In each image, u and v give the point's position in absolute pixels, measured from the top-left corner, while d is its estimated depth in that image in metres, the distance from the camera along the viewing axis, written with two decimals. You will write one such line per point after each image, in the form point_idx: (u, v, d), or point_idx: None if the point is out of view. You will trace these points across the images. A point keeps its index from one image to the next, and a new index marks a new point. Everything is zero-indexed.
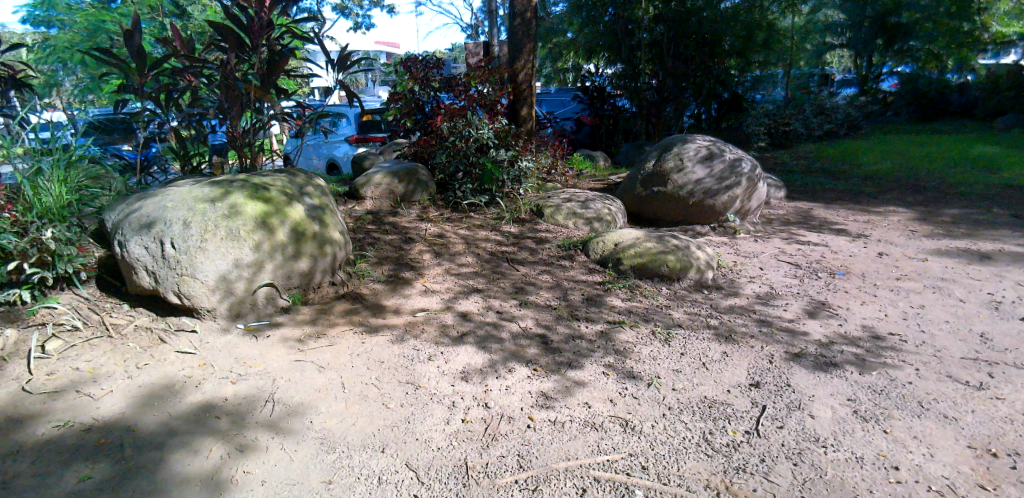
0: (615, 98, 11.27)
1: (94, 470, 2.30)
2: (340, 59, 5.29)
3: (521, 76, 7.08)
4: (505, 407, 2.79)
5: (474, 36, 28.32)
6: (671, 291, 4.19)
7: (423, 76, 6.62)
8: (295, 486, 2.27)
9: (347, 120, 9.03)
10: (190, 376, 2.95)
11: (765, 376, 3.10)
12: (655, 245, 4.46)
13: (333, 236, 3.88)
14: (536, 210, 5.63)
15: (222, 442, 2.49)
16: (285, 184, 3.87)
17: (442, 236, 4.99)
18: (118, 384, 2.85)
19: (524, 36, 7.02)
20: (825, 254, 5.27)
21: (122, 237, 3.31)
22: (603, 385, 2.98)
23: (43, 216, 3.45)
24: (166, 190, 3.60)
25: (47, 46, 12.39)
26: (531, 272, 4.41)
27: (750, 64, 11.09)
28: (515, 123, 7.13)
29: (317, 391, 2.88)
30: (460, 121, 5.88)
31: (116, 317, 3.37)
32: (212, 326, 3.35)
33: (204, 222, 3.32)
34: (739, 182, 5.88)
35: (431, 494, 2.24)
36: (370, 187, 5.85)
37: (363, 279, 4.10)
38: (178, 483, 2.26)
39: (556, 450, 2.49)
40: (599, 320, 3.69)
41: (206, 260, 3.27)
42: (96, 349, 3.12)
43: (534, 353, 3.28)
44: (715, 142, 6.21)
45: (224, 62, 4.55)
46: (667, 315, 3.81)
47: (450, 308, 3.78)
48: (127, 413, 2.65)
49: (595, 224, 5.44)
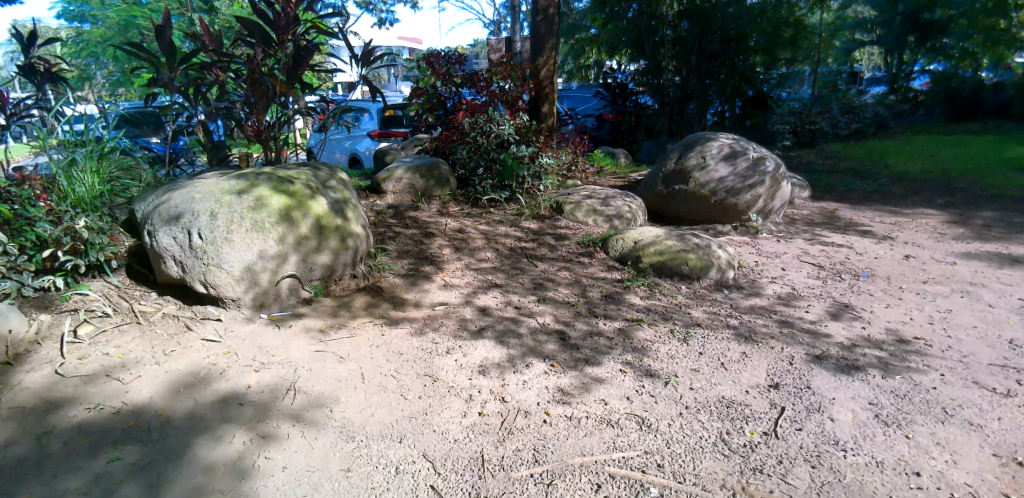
0: (637, 95, 11.37)
1: (124, 452, 2.39)
2: (363, 55, 5.38)
3: (543, 73, 7.01)
4: (522, 401, 2.81)
5: (496, 32, 28.35)
6: (691, 290, 4.16)
7: (446, 72, 6.68)
8: (315, 473, 2.33)
9: (370, 115, 9.15)
10: (214, 364, 3.03)
11: (785, 377, 3.07)
12: (676, 243, 4.43)
13: (355, 229, 3.94)
14: (555, 206, 5.62)
15: (246, 429, 2.56)
16: (309, 177, 3.94)
17: (461, 231, 5.03)
18: (147, 370, 2.94)
19: (547, 32, 6.94)
20: (849, 256, 5.17)
21: (152, 228, 3.41)
22: (620, 383, 2.98)
23: (77, 206, 3.56)
24: (194, 182, 3.68)
25: (83, 40, 12.96)
26: (550, 268, 4.42)
27: (776, 61, 10.90)
28: (536, 119, 7.16)
29: (338, 381, 2.93)
30: (481, 117, 5.93)
31: (145, 305, 3.48)
32: (236, 315, 3.43)
33: (230, 214, 3.40)
34: (762, 181, 5.81)
35: (447, 484, 2.28)
36: (392, 182, 5.89)
37: (384, 273, 4.15)
38: (203, 468, 2.33)
39: (572, 445, 2.51)
40: (618, 317, 3.68)
41: (231, 251, 3.34)
42: (125, 335, 3.21)
43: (553, 349, 3.29)
44: (738, 140, 6.14)
45: (251, 58, 4.61)
46: (687, 314, 3.79)
47: (469, 303, 3.81)
48: (155, 399, 2.73)
49: (615, 221, 5.42)
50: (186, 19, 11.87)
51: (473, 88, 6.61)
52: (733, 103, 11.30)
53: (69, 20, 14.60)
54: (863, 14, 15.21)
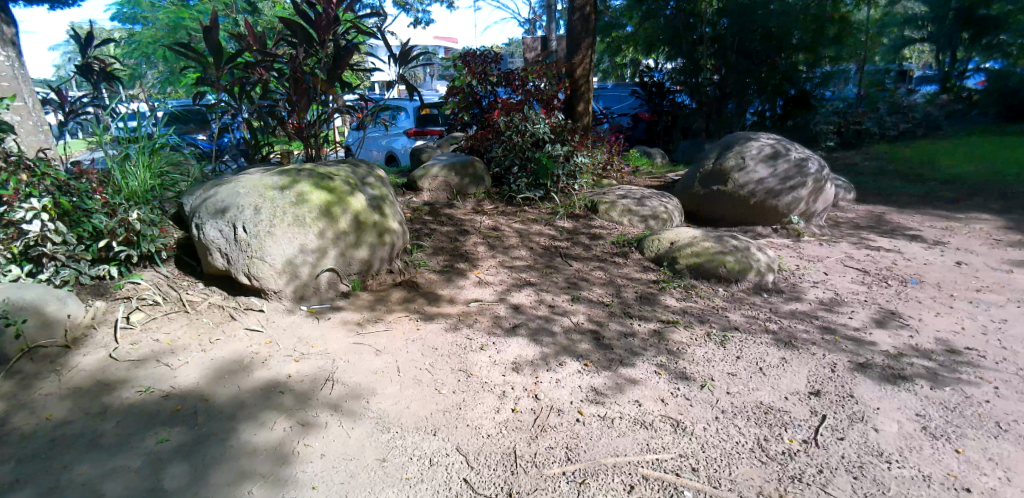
0: (672, 94, 11.09)
1: (172, 433, 2.49)
2: (401, 54, 5.45)
3: (579, 72, 6.96)
4: (554, 399, 2.81)
5: (532, 31, 28.27)
6: (728, 292, 4.08)
7: (481, 70, 6.71)
8: (351, 461, 2.39)
9: (406, 114, 9.25)
10: (257, 353, 3.12)
11: (826, 385, 2.98)
12: (713, 245, 4.35)
13: (391, 225, 4.00)
14: (590, 206, 5.59)
15: (286, 416, 2.63)
16: (348, 174, 4.03)
17: (496, 229, 5.04)
18: (194, 357, 3.05)
19: (582, 30, 6.90)
20: (897, 261, 4.98)
21: (199, 221, 3.54)
22: (655, 384, 2.95)
23: (130, 199, 3.75)
24: (239, 177, 3.80)
25: (134, 42, 13.55)
26: (584, 268, 4.39)
27: (819, 59, 10.58)
28: (571, 118, 7.12)
29: (374, 373, 2.99)
30: (516, 115, 5.96)
31: (192, 295, 3.61)
32: (278, 307, 3.54)
33: (273, 209, 3.50)
34: (804, 183, 5.65)
35: (480, 479, 2.31)
36: (428, 179, 5.91)
37: (419, 269, 4.21)
38: (246, 452, 2.41)
39: (605, 445, 2.49)
40: (653, 319, 3.64)
41: (273, 245, 3.44)
42: (174, 322, 3.35)
43: (586, 348, 3.28)
44: (780, 140, 5.98)
45: (293, 57, 4.74)
46: (724, 317, 3.72)
47: (503, 300, 3.82)
48: (202, 384, 2.84)
49: (650, 222, 5.35)
50: (231, 19, 12.32)
51: (509, 87, 6.62)
52: (773, 102, 11.04)
53: (123, 21, 15.41)
54: (913, 10, 14.61)
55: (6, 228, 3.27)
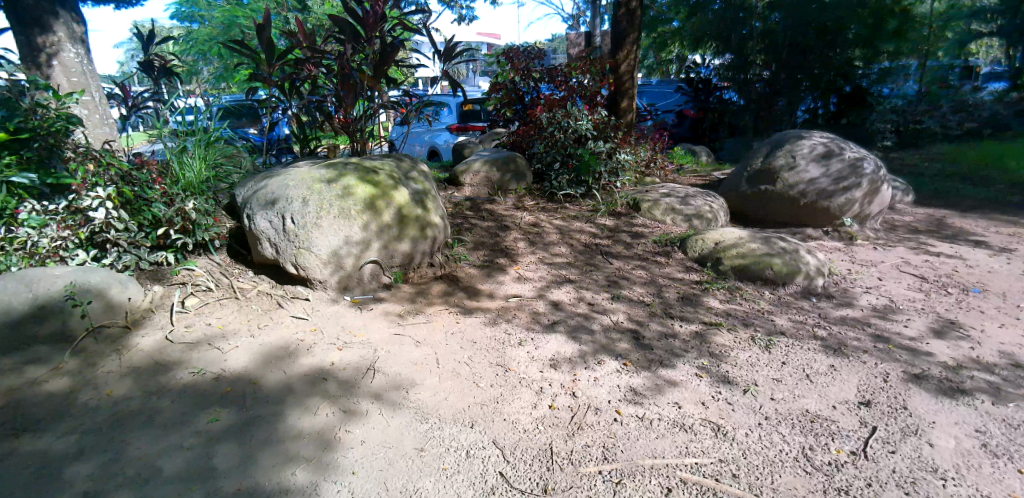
0: (720, 90, 10.95)
1: (222, 414, 2.60)
2: (446, 51, 5.48)
3: (624, 68, 6.86)
4: (592, 398, 2.79)
5: (575, 27, 28.01)
6: (774, 296, 3.96)
7: (525, 66, 6.66)
8: (390, 449, 2.44)
9: (449, 109, 9.35)
10: (302, 340, 3.22)
11: (877, 395, 2.86)
12: (760, 247, 4.23)
13: (433, 220, 4.05)
14: (632, 204, 5.51)
15: (329, 402, 2.71)
16: (392, 168, 4.10)
17: (536, 225, 5.04)
18: (243, 342, 3.18)
19: (628, 26, 6.78)
20: (958, 268, 4.72)
21: (250, 212, 3.67)
22: (695, 387, 2.89)
23: (187, 189, 3.92)
24: (288, 170, 3.92)
25: (193, 40, 14.16)
26: (624, 266, 4.34)
27: (878, 54, 9.99)
28: (614, 115, 7.00)
29: (414, 364, 3.04)
30: (559, 112, 5.94)
31: (242, 282, 3.75)
32: (323, 296, 3.64)
33: (320, 201, 3.60)
34: (859, 184, 5.42)
35: (515, 473, 2.32)
36: (469, 174, 5.95)
37: (460, 263, 4.25)
38: (291, 435, 2.49)
39: (642, 446, 2.46)
40: (695, 320, 3.56)
41: (320, 236, 3.54)
42: (225, 308, 3.49)
43: (625, 348, 3.24)
44: (834, 139, 5.76)
45: (341, 53, 4.85)
46: (769, 321, 3.61)
47: (543, 296, 3.82)
48: (250, 368, 2.95)
49: (694, 221, 5.24)
50: (283, 18, 12.72)
51: (552, 83, 6.60)
52: (826, 100, 10.55)
53: (182, 19, 16.12)
54: None
55: (74, 215, 3.50)
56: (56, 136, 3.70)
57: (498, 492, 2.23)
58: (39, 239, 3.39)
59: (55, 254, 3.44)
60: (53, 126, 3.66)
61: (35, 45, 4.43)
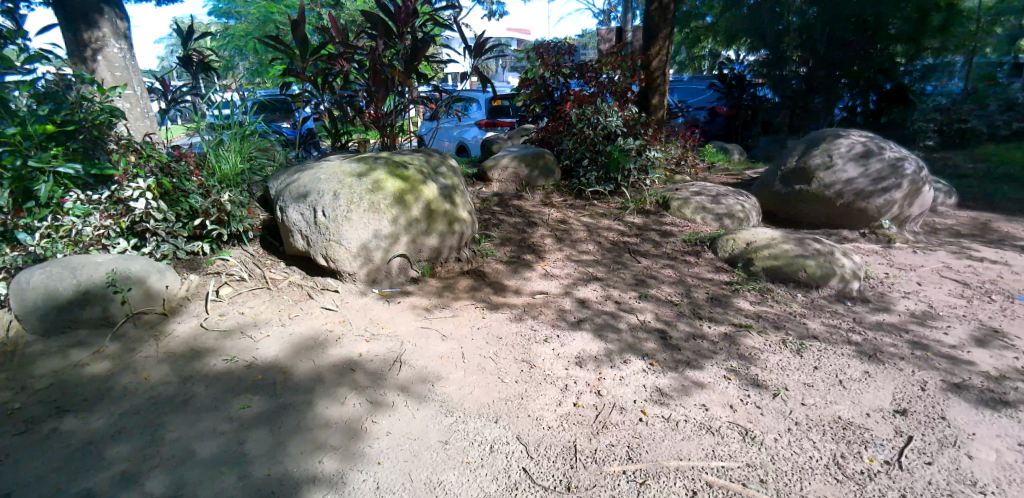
0: (755, 87, 10.70)
1: (254, 401, 2.67)
2: (476, 46, 5.50)
3: (655, 64, 6.76)
4: (617, 397, 2.77)
5: (607, 22, 27.71)
6: (807, 299, 3.87)
7: (555, 62, 6.63)
8: (415, 441, 2.47)
9: (478, 105, 9.38)
10: (331, 331, 3.28)
11: (914, 404, 2.77)
12: (793, 248, 4.13)
13: (461, 215, 4.08)
14: (662, 202, 5.44)
15: (357, 393, 2.75)
16: (421, 163, 4.13)
17: (564, 222, 5.01)
18: (274, 331, 3.25)
19: (660, 21, 6.69)
20: (1003, 274, 4.53)
21: (283, 204, 3.75)
22: (723, 389, 2.84)
23: (223, 182, 4.02)
24: (320, 164, 3.98)
25: (230, 35, 14.48)
26: (653, 265, 4.29)
27: (921, 51, 9.58)
28: (644, 111, 6.93)
29: (440, 358, 3.06)
30: (589, 108, 5.88)
31: (274, 273, 3.84)
32: (352, 288, 3.70)
33: (350, 195, 3.65)
34: (899, 185, 5.24)
35: (539, 470, 2.33)
36: (498, 170, 5.96)
37: (487, 258, 4.26)
38: (319, 424, 2.54)
39: (668, 448, 2.44)
40: (724, 321, 3.51)
41: (350, 229, 3.60)
42: (257, 298, 3.57)
43: (652, 347, 3.20)
44: (873, 138, 5.57)
45: (373, 49, 4.91)
46: (802, 324, 3.52)
47: (569, 293, 3.80)
48: (281, 357, 3.02)
49: (725, 220, 5.15)
50: (317, 14, 12.92)
51: (582, 79, 6.53)
52: (865, 97, 10.03)
53: (219, 16, 16.52)
54: None
55: (115, 205, 3.65)
56: (100, 128, 3.83)
57: (522, 488, 2.24)
58: (83, 227, 3.52)
59: (98, 242, 3.57)
60: (96, 119, 3.79)
61: (82, 40, 4.59)
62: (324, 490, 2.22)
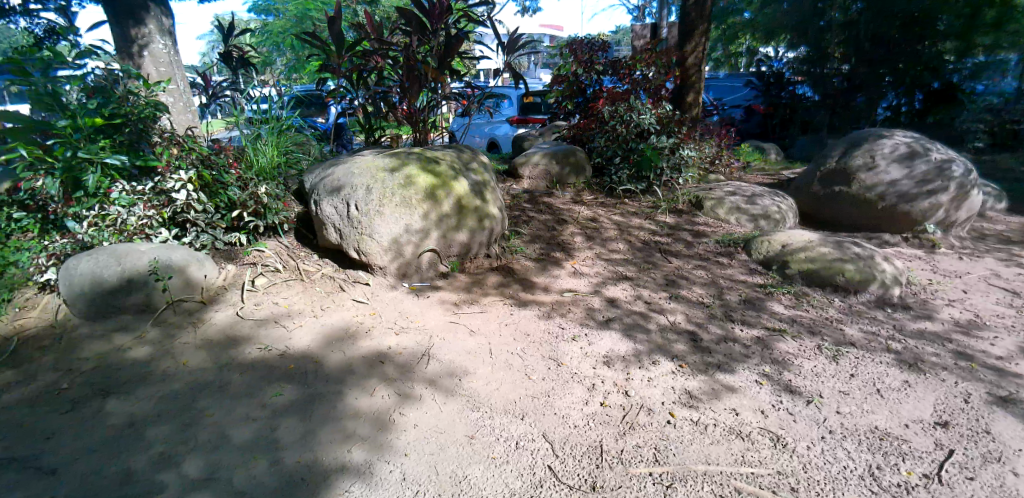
0: (793, 86, 10.47)
1: (286, 389, 2.74)
2: (509, 43, 5.48)
3: (691, 61, 6.64)
4: (645, 398, 2.74)
5: (641, 18, 27.34)
6: (845, 304, 3.75)
7: (588, 59, 6.58)
8: (442, 434, 2.50)
9: (510, 101, 9.40)
10: (361, 323, 3.34)
11: (956, 416, 2.66)
12: (831, 251, 4.02)
13: (492, 211, 4.08)
14: (694, 202, 5.35)
15: (386, 385, 2.79)
16: (453, 158, 4.16)
17: (594, 220, 4.98)
18: (307, 322, 3.32)
19: (697, 17, 6.55)
20: None
21: (318, 198, 3.82)
22: (755, 394, 2.79)
23: (260, 175, 4.09)
24: (354, 158, 4.04)
25: (268, 32, 14.83)
26: (684, 265, 4.23)
27: (973, 48, 8.94)
28: (679, 109, 6.83)
29: (468, 353, 3.08)
30: (622, 105, 5.81)
31: (308, 265, 3.92)
32: (383, 282, 3.75)
33: (383, 189, 3.69)
34: (946, 188, 5.04)
35: (564, 468, 2.32)
36: (529, 167, 5.95)
37: (516, 255, 4.26)
38: (349, 414, 2.59)
39: (696, 451, 2.40)
40: (757, 325, 3.43)
41: (382, 224, 3.64)
42: (291, 289, 3.66)
43: (682, 349, 3.16)
44: (919, 139, 5.35)
45: (407, 45, 4.95)
46: (838, 330, 3.42)
47: (598, 292, 3.78)
48: (312, 347, 3.09)
49: (760, 222, 5.03)
50: (353, 10, 13.11)
51: (615, 76, 6.47)
52: (911, 96, 9.69)
53: (258, 13, 16.92)
54: None
55: (158, 196, 3.78)
56: (146, 121, 3.97)
57: (547, 486, 2.24)
58: (128, 217, 3.66)
59: (141, 232, 3.69)
60: (142, 113, 3.93)
61: (129, 37, 4.77)
62: (352, 478, 2.26)
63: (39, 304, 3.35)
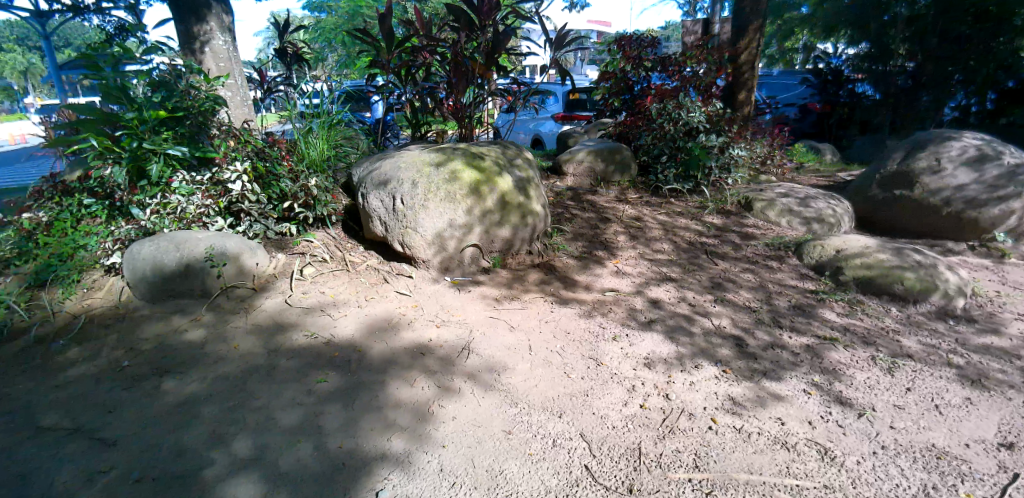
0: (853, 83, 9.92)
1: (329, 376, 2.82)
2: (557, 38, 5.47)
3: (744, 57, 6.44)
4: (687, 402, 2.69)
5: (692, 13, 26.68)
6: (903, 314, 3.57)
7: (637, 55, 6.46)
8: (480, 428, 2.52)
9: (556, 98, 9.34)
10: (403, 314, 3.40)
11: (1023, 438, 2.50)
12: (889, 258, 3.83)
13: (535, 207, 4.08)
14: (744, 203, 5.20)
15: (426, 376, 2.84)
16: (498, 154, 4.17)
17: (638, 219, 4.90)
18: (351, 311, 3.41)
19: (752, 12, 6.33)
20: None
21: (365, 191, 3.90)
22: (802, 404, 2.69)
23: (310, 167, 4.23)
24: (401, 152, 4.11)
25: (321, 28, 15.26)
26: (731, 268, 4.11)
27: None
28: (729, 107, 6.68)
29: (507, 348, 3.10)
30: (670, 103, 5.69)
31: (354, 256, 4.02)
32: (425, 275, 3.81)
33: (428, 184, 3.74)
34: (1019, 194, 4.73)
35: (601, 469, 2.30)
36: (573, 164, 5.91)
37: (558, 252, 4.25)
38: (390, 403, 2.65)
39: (737, 460, 2.34)
40: (807, 333, 3.30)
41: (426, 218, 3.70)
42: (337, 278, 3.76)
43: (727, 354, 3.07)
44: (991, 141, 5.03)
45: (455, 41, 4.99)
46: (895, 342, 3.25)
47: (641, 293, 3.72)
48: (356, 336, 3.17)
49: (814, 225, 4.84)
50: (403, 7, 13.32)
51: (663, 72, 6.34)
52: (982, 95, 8.82)
53: (312, 9, 17.44)
54: None
55: (216, 186, 3.94)
56: (205, 114, 4.15)
57: (583, 485, 2.23)
58: (187, 205, 3.83)
59: (199, 220, 3.87)
60: (202, 106, 4.12)
61: (192, 33, 4.98)
62: (392, 467, 2.31)
63: (104, 286, 3.53)
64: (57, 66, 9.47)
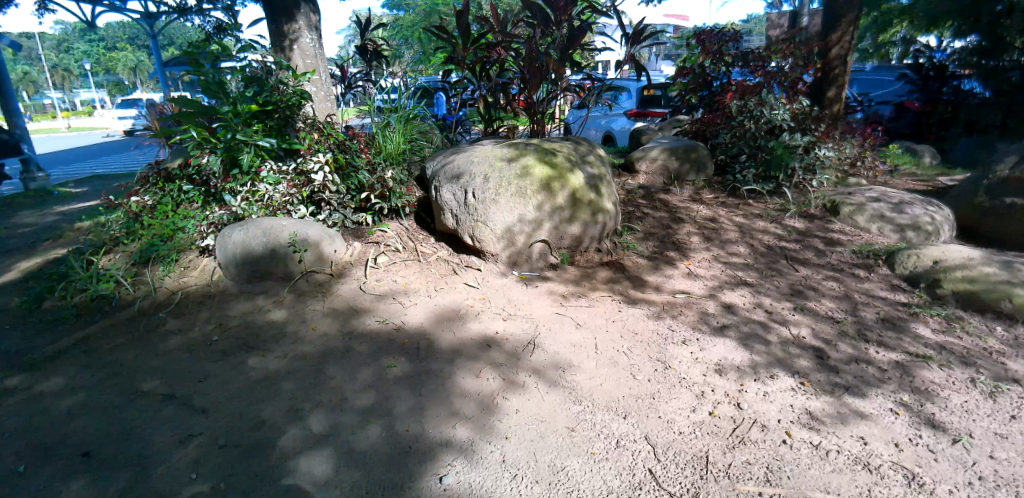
0: (959, 79, 9.09)
1: (399, 362, 2.92)
2: (634, 34, 5.34)
3: (835, 51, 6.05)
4: (759, 413, 2.58)
5: (778, 5, 25.37)
6: (1010, 334, 3.25)
7: (717, 50, 6.23)
8: (542, 423, 2.53)
9: (629, 94, 9.11)
10: (471, 306, 3.46)
11: None
12: (996, 272, 3.50)
13: (605, 205, 4.05)
14: (829, 206, 4.90)
15: (492, 368, 2.88)
16: (570, 151, 4.16)
17: (713, 220, 4.73)
18: (421, 300, 3.52)
19: (845, 4, 5.93)
20: None
21: (438, 184, 4.00)
22: (889, 424, 2.51)
23: (387, 159, 4.44)
24: (474, 147, 4.18)
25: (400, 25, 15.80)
26: (813, 275, 3.89)
27: None
28: (816, 104, 6.33)
29: (572, 345, 3.09)
30: (753, 100, 5.47)
31: (425, 247, 4.13)
32: (493, 268, 3.86)
33: (500, 179, 3.78)
34: None
35: (665, 474, 2.26)
36: (646, 161, 5.76)
37: (627, 251, 4.18)
38: (455, 392, 2.71)
39: (813, 477, 2.22)
40: (897, 348, 3.07)
41: (496, 212, 3.74)
42: (409, 268, 3.88)
43: (805, 366, 2.92)
44: None
45: (530, 37, 4.98)
46: (1000, 364, 2.97)
47: (714, 297, 3.60)
48: (425, 324, 3.26)
49: (909, 233, 4.48)
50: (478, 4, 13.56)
51: (745, 68, 6.06)
52: None
53: (392, 8, 18.10)
54: None
55: (300, 176, 4.15)
56: (293, 109, 4.38)
57: (646, 489, 2.20)
58: (274, 193, 4.07)
59: (284, 208, 4.10)
60: (290, 101, 4.34)
61: (282, 31, 5.29)
62: (456, 454, 2.37)
63: (199, 265, 3.80)
64: (164, 63, 10.34)
